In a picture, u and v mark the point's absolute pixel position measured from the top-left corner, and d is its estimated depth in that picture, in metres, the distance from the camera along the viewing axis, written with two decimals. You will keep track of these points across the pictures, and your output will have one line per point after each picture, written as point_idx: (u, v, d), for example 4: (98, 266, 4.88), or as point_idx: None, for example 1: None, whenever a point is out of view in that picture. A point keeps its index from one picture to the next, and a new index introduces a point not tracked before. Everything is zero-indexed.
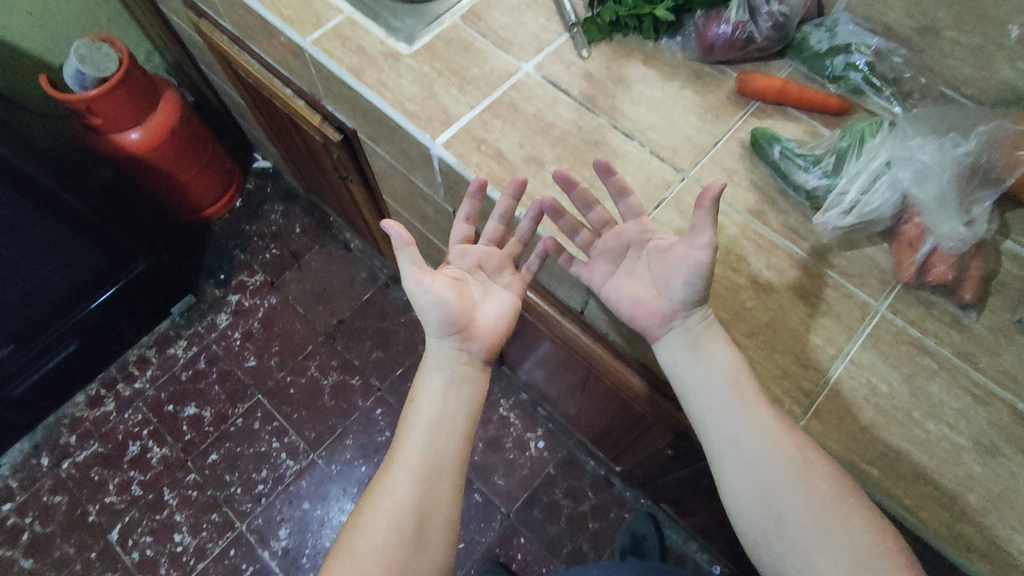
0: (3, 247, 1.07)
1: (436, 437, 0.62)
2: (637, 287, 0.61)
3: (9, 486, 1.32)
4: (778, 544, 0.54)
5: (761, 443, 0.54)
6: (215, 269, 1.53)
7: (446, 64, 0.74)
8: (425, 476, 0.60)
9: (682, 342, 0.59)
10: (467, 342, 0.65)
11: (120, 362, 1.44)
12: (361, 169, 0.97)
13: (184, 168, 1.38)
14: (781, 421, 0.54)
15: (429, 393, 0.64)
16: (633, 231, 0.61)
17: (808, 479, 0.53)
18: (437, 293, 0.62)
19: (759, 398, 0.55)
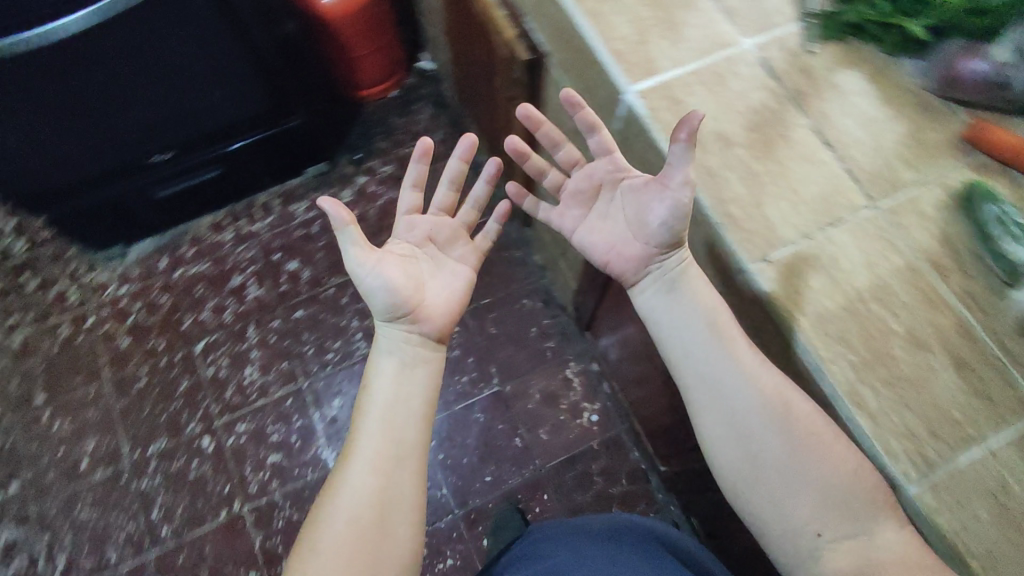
0: (192, 63, 1.15)
1: (395, 425, 0.66)
2: (611, 230, 0.67)
3: (129, 273, 1.48)
4: (755, 488, 0.58)
5: (739, 384, 0.59)
6: (354, 147, 1.60)
7: (666, 14, 0.71)
8: (384, 462, 0.64)
9: (659, 285, 0.64)
10: (419, 323, 0.71)
11: (248, 201, 1.55)
12: (532, 95, 0.97)
13: (360, 44, 1.44)
14: (755, 361, 0.59)
15: (383, 376, 0.69)
16: (604, 171, 0.67)
17: (789, 418, 0.57)
18: (382, 272, 0.69)
19: (736, 338, 0.61)
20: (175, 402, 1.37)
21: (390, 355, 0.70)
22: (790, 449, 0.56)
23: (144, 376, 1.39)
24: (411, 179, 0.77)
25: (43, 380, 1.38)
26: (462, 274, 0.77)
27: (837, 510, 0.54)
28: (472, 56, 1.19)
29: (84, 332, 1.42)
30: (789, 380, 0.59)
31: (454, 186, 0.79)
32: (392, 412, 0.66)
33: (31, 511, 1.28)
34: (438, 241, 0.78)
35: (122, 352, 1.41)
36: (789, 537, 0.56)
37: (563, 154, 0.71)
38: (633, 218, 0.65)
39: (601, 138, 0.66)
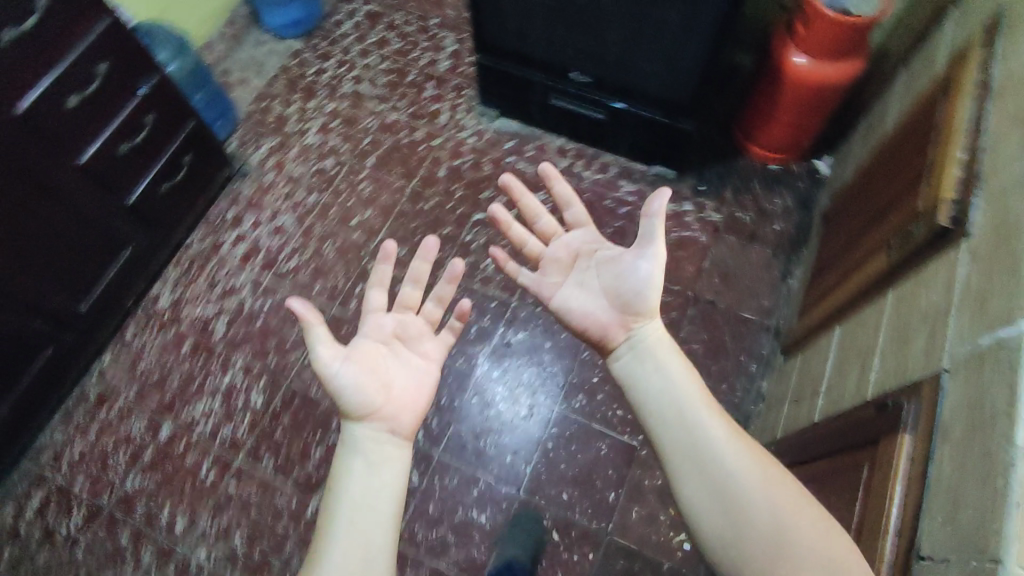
0: (669, 34, 1.31)
1: (365, 535, 0.68)
2: (587, 298, 0.83)
3: (483, 132, 1.74)
4: (739, 552, 0.63)
5: (711, 456, 0.68)
6: (704, 179, 1.64)
7: None
8: (361, 568, 0.66)
9: (630, 353, 0.78)
10: (387, 424, 0.76)
11: (596, 152, 1.70)
12: (912, 255, 0.89)
13: (788, 111, 1.46)
14: (723, 435, 0.69)
15: (356, 486, 0.71)
16: (577, 239, 0.88)
17: (761, 488, 0.65)
18: (350, 367, 0.76)
19: (710, 410, 0.71)
20: (432, 234, 1.59)
21: (363, 456, 0.74)
22: (771, 525, 0.63)
23: (431, 202, 1.64)
24: (374, 278, 0.86)
25: (382, 152, 1.72)
26: (427, 374, 0.84)
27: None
28: (881, 189, 1.14)
29: (427, 145, 1.72)
30: (751, 446, 0.69)
31: (415, 285, 0.88)
32: (363, 508, 0.69)
33: (307, 219, 1.63)
34: (400, 339, 0.85)
35: (434, 176, 1.68)
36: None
37: (541, 225, 0.91)
38: (608, 288, 0.81)
39: (575, 211, 0.90)
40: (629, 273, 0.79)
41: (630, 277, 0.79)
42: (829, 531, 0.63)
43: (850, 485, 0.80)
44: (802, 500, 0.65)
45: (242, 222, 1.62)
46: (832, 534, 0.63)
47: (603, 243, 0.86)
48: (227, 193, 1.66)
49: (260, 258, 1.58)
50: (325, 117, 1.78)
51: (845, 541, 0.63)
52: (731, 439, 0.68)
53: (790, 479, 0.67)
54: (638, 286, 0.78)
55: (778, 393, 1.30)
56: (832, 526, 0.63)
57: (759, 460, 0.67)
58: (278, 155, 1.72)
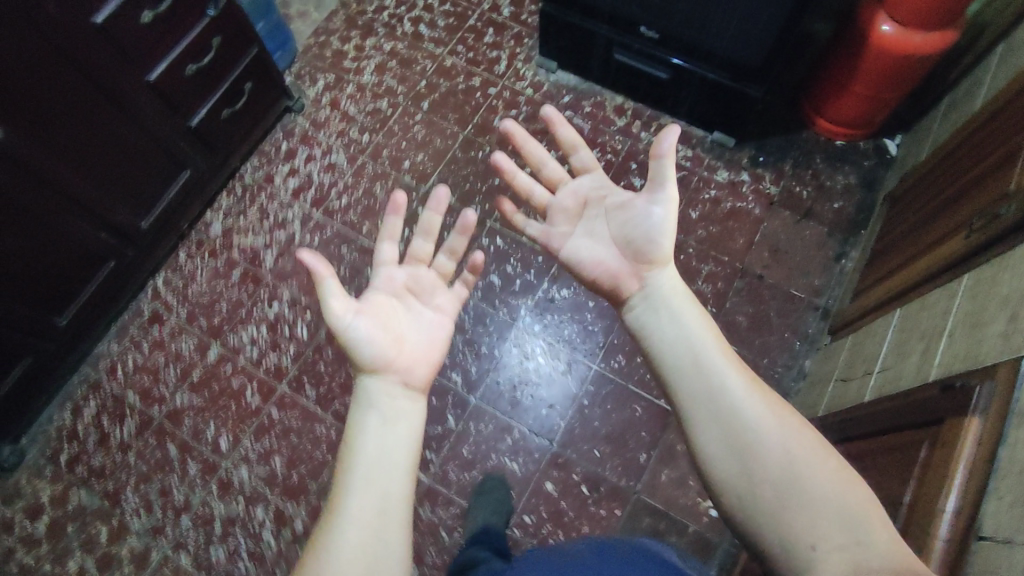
0: None
1: (380, 482, 0.64)
2: (596, 247, 0.81)
3: (542, 85, 1.70)
4: (755, 500, 0.60)
5: (720, 402, 0.65)
6: (765, 150, 1.59)
7: None
8: (374, 516, 0.62)
9: (643, 300, 0.76)
10: (403, 377, 0.73)
11: (655, 114, 1.65)
12: (995, 239, 0.86)
13: (866, 84, 1.39)
14: (734, 380, 0.66)
15: (369, 436, 0.67)
16: (584, 185, 0.85)
17: (769, 433, 0.62)
18: (364, 320, 0.73)
19: (719, 355, 0.68)
20: (482, 184, 1.58)
21: (379, 410, 0.70)
22: (782, 470, 0.59)
23: (483, 151, 1.62)
24: (385, 231, 0.82)
25: (437, 97, 1.69)
26: (441, 324, 0.81)
27: (840, 520, 0.56)
28: (960, 171, 1.09)
29: (483, 93, 1.69)
30: (761, 390, 0.66)
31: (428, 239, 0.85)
32: (378, 459, 0.65)
33: (359, 159, 1.62)
34: (410, 294, 0.81)
35: (488, 125, 1.65)
36: (786, 551, 0.57)
37: (548, 169, 0.88)
38: (618, 237, 0.79)
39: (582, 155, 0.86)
40: (638, 219, 0.76)
41: (641, 225, 0.76)
42: (847, 476, 0.59)
43: (904, 462, 0.79)
44: (815, 445, 0.61)
45: (295, 156, 1.63)
46: (849, 479, 0.59)
47: (610, 188, 0.83)
48: (281, 126, 1.67)
49: (311, 193, 1.58)
50: (382, 56, 1.75)
51: (865, 486, 0.58)
52: (741, 386, 0.66)
53: (802, 424, 0.63)
54: (648, 235, 0.76)
55: (822, 372, 1.28)
56: (850, 470, 0.59)
57: (769, 405, 0.64)
58: (333, 92, 1.70)
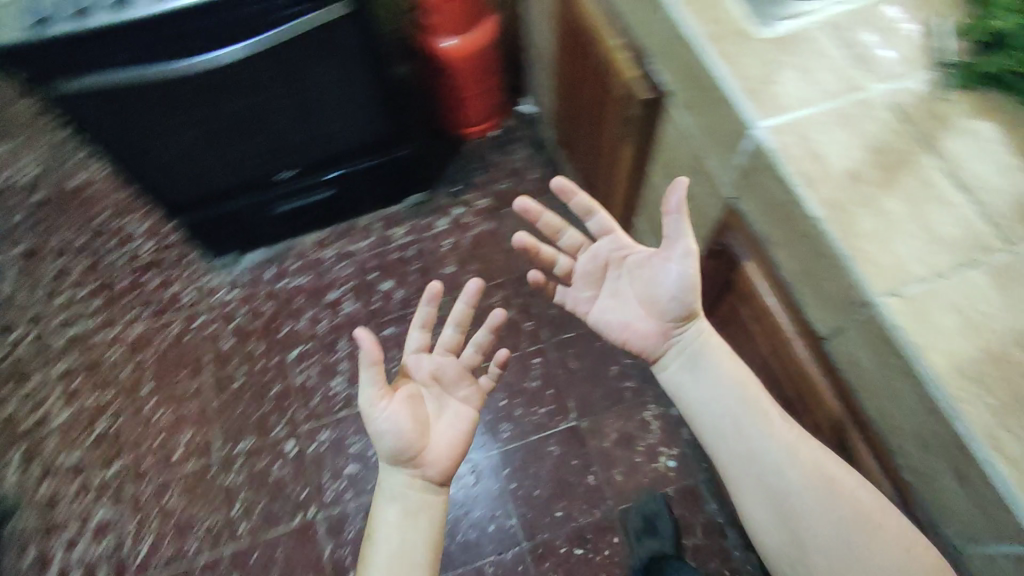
0: (332, 92, 1.28)
1: (403, 567, 0.74)
2: (625, 308, 0.81)
3: (238, 278, 1.57)
4: (805, 565, 0.68)
5: (769, 457, 0.71)
6: (453, 181, 1.68)
7: (796, 59, 0.75)
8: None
9: (682, 363, 0.79)
10: (418, 468, 0.79)
11: (351, 223, 1.65)
12: (645, 131, 1.01)
13: (471, 85, 1.55)
14: (783, 447, 0.71)
15: (389, 527, 0.76)
16: (606, 246, 0.82)
17: (819, 489, 0.68)
18: (388, 417, 0.77)
19: (765, 420, 0.73)
20: (266, 403, 1.42)
21: (400, 502, 0.78)
22: (826, 507, 0.68)
23: (240, 376, 1.46)
24: (420, 321, 0.85)
25: (153, 371, 1.48)
26: (465, 415, 0.85)
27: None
28: (581, 99, 1.27)
29: (193, 331, 1.51)
30: (815, 450, 0.71)
31: (458, 328, 0.87)
32: (402, 554, 0.74)
33: (126, 493, 1.35)
34: (437, 381, 0.86)
35: (224, 352, 1.49)
36: None
37: (568, 239, 0.84)
38: (644, 296, 0.79)
39: (601, 222, 0.82)
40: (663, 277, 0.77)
41: (664, 282, 0.76)
42: (890, 525, 0.65)
43: (741, 325, 0.89)
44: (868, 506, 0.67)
45: (53, 556, 1.30)
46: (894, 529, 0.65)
47: (634, 248, 0.81)
48: (10, 543, 1.31)
49: (105, 572, 1.28)
50: (61, 382, 1.47)
51: (908, 531, 0.64)
52: (791, 438, 0.72)
53: (854, 478, 0.69)
54: (673, 291, 0.76)
55: None
56: (897, 520, 0.65)
57: (824, 465, 0.70)
58: (38, 460, 1.39)
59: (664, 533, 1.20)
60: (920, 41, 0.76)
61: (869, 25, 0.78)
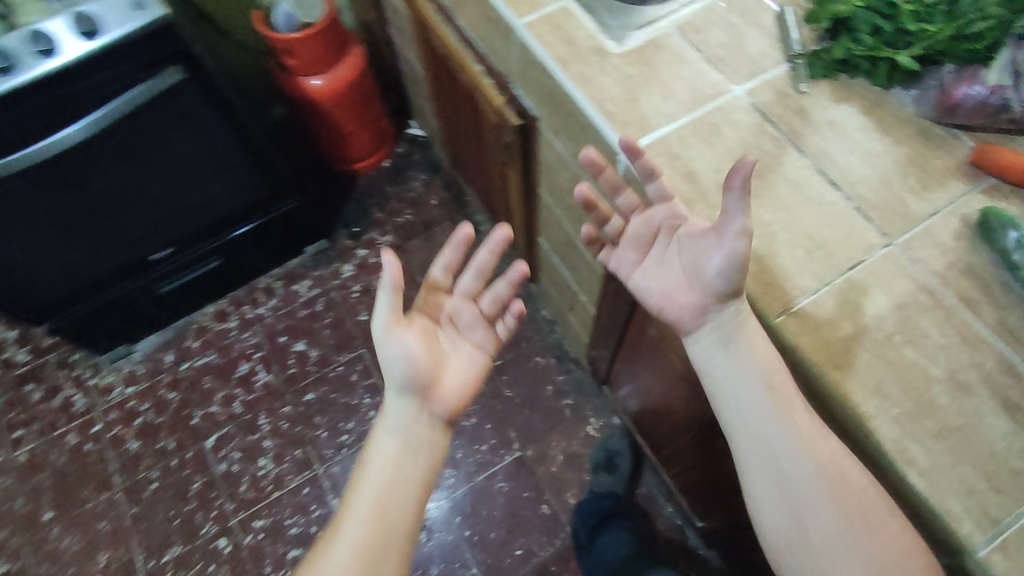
0: (193, 159, 1.18)
1: (387, 511, 0.68)
2: (670, 279, 0.64)
3: (135, 371, 1.44)
4: (805, 560, 0.56)
5: (787, 459, 0.57)
6: (352, 222, 1.59)
7: (654, 70, 0.72)
8: (373, 541, 0.66)
9: (715, 338, 0.60)
10: (424, 402, 0.74)
11: (250, 286, 1.53)
12: (526, 155, 0.96)
13: (350, 121, 1.47)
14: (811, 457, 0.56)
15: (386, 457, 0.71)
16: (662, 214, 0.63)
17: (837, 507, 0.55)
18: (404, 346, 0.73)
19: (797, 424, 0.57)
20: (188, 502, 1.30)
21: (402, 433, 0.72)
22: (836, 521, 0.55)
23: (154, 479, 1.33)
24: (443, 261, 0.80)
25: (53, 494, 1.33)
26: (477, 358, 0.81)
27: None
28: (461, 123, 1.21)
29: (92, 439, 1.37)
30: (851, 465, 0.56)
31: (478, 277, 0.82)
32: (390, 494, 0.69)
33: None
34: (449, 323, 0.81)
35: (131, 455, 1.35)
36: None
37: (623, 199, 0.66)
38: (689, 268, 0.62)
39: (661, 184, 0.62)
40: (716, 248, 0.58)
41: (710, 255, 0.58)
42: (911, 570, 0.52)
43: (654, 343, 0.86)
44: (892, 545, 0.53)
45: None
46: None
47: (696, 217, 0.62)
48: None
49: None
50: None
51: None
52: (824, 445, 0.56)
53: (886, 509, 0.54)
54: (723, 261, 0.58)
55: (558, 311, 1.37)
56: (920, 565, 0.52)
57: (857, 486, 0.55)
58: None
59: (622, 470, 1.25)
60: (772, 34, 0.74)
61: (721, 23, 0.75)
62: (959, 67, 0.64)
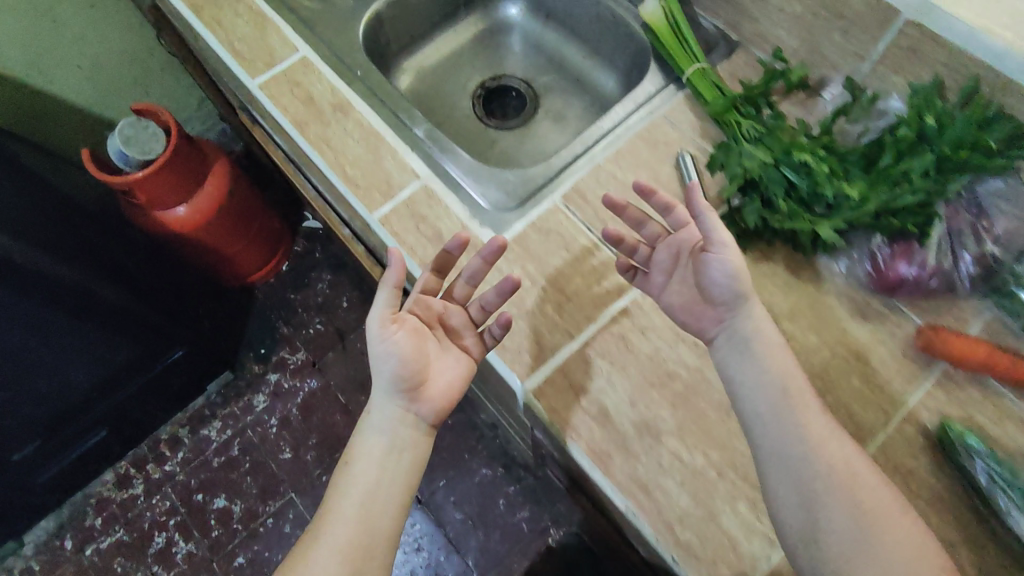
0: (47, 357, 0.98)
1: (368, 519, 0.53)
2: (689, 294, 0.54)
3: (31, 568, 1.26)
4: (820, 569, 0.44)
5: (805, 466, 0.46)
6: (256, 342, 1.43)
7: (542, 266, 0.59)
8: (354, 554, 0.52)
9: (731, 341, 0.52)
10: (415, 403, 0.56)
11: (152, 439, 1.36)
12: None
13: (231, 241, 1.29)
14: (840, 476, 0.45)
15: (368, 460, 0.55)
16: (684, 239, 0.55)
17: (859, 535, 0.43)
18: (392, 345, 0.54)
19: (828, 436, 0.47)
20: None
21: (388, 432, 0.56)
22: (853, 550, 0.43)
23: None
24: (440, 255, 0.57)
25: None
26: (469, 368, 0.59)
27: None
28: None
29: None
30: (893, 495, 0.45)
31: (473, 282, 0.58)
32: (372, 502, 0.54)
33: None
34: (443, 328, 0.59)
35: None
36: None
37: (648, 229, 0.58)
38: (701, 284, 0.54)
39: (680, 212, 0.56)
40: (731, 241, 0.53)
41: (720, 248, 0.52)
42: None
43: (599, 528, 0.76)
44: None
45: None
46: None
47: None
48: None
49: None
50: None
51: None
52: (860, 467, 0.46)
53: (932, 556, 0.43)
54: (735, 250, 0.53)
55: (498, 419, 1.25)
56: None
57: (897, 518, 0.44)
58: None
59: None
60: (674, 193, 0.62)
61: (613, 183, 0.63)
62: (891, 239, 0.54)
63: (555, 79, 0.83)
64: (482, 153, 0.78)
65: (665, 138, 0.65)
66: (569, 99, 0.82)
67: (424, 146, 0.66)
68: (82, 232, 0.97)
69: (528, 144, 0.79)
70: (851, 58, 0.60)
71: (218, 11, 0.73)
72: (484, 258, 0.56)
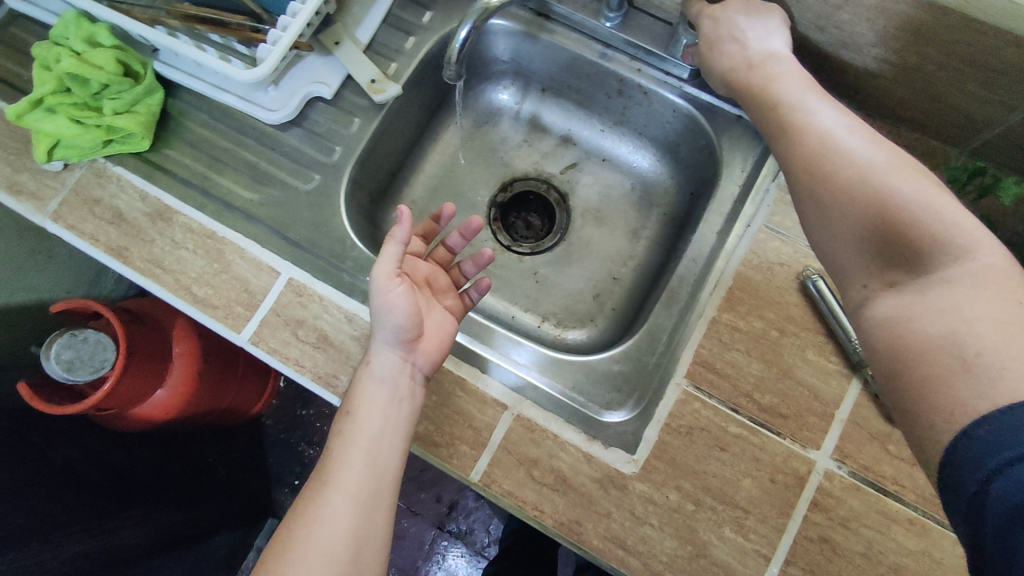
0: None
1: (375, 460, 0.45)
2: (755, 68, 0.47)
3: None
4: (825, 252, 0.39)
5: (801, 176, 0.39)
6: (287, 475, 1.28)
7: (697, 480, 0.48)
8: (363, 498, 0.43)
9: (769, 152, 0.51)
10: (413, 354, 0.48)
11: None
12: None
13: (225, 394, 1.05)
14: (816, 176, 0.38)
15: (370, 407, 0.46)
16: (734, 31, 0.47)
17: (856, 234, 0.36)
18: (395, 301, 0.46)
19: (831, 133, 0.39)
20: None
21: (390, 382, 0.46)
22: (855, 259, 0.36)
23: None
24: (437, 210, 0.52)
25: None
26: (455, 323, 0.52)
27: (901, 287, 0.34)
28: None
29: None
30: (914, 176, 0.35)
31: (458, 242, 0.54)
32: (377, 444, 0.45)
33: None
34: (430, 290, 0.52)
35: None
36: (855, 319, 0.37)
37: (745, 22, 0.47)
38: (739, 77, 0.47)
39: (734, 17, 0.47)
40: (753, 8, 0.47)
41: (732, 35, 0.47)
42: (949, 325, 0.30)
43: None
44: (932, 284, 0.32)
45: None
46: (965, 336, 0.30)
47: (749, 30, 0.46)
48: None
49: None
50: None
51: (978, 356, 0.29)
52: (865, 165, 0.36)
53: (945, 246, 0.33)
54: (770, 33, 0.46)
55: None
56: (978, 342, 0.29)
57: (893, 203, 0.34)
58: None
59: None
60: (814, 331, 0.50)
61: (741, 339, 0.50)
62: None
63: (576, 166, 0.67)
64: (528, 297, 0.63)
65: (779, 257, 0.51)
66: (602, 189, 0.66)
67: (486, 351, 0.53)
68: (60, 470, 0.81)
69: (577, 265, 0.64)
70: (990, 103, 0.47)
71: (149, 246, 0.54)
72: (464, 236, 0.53)
